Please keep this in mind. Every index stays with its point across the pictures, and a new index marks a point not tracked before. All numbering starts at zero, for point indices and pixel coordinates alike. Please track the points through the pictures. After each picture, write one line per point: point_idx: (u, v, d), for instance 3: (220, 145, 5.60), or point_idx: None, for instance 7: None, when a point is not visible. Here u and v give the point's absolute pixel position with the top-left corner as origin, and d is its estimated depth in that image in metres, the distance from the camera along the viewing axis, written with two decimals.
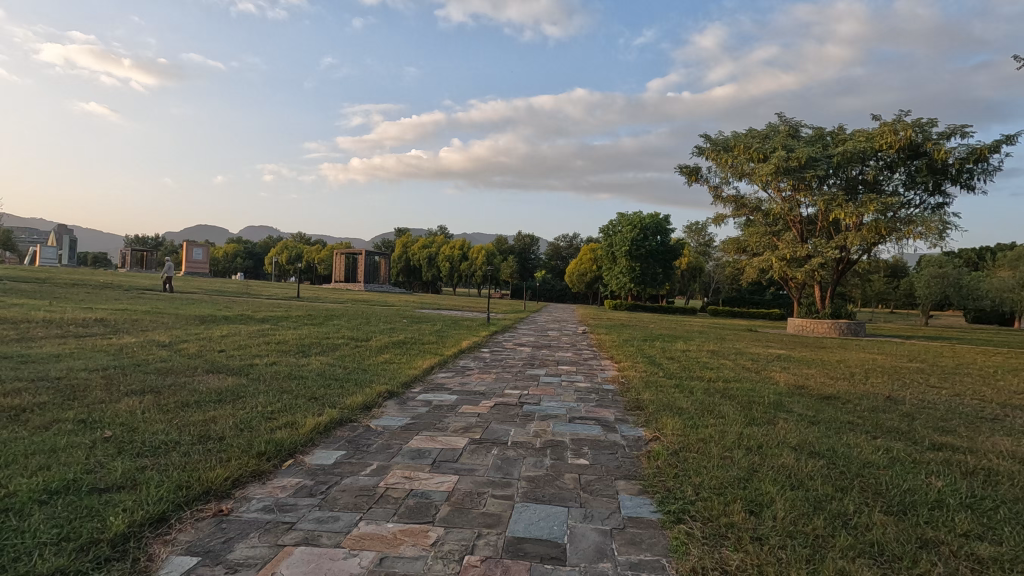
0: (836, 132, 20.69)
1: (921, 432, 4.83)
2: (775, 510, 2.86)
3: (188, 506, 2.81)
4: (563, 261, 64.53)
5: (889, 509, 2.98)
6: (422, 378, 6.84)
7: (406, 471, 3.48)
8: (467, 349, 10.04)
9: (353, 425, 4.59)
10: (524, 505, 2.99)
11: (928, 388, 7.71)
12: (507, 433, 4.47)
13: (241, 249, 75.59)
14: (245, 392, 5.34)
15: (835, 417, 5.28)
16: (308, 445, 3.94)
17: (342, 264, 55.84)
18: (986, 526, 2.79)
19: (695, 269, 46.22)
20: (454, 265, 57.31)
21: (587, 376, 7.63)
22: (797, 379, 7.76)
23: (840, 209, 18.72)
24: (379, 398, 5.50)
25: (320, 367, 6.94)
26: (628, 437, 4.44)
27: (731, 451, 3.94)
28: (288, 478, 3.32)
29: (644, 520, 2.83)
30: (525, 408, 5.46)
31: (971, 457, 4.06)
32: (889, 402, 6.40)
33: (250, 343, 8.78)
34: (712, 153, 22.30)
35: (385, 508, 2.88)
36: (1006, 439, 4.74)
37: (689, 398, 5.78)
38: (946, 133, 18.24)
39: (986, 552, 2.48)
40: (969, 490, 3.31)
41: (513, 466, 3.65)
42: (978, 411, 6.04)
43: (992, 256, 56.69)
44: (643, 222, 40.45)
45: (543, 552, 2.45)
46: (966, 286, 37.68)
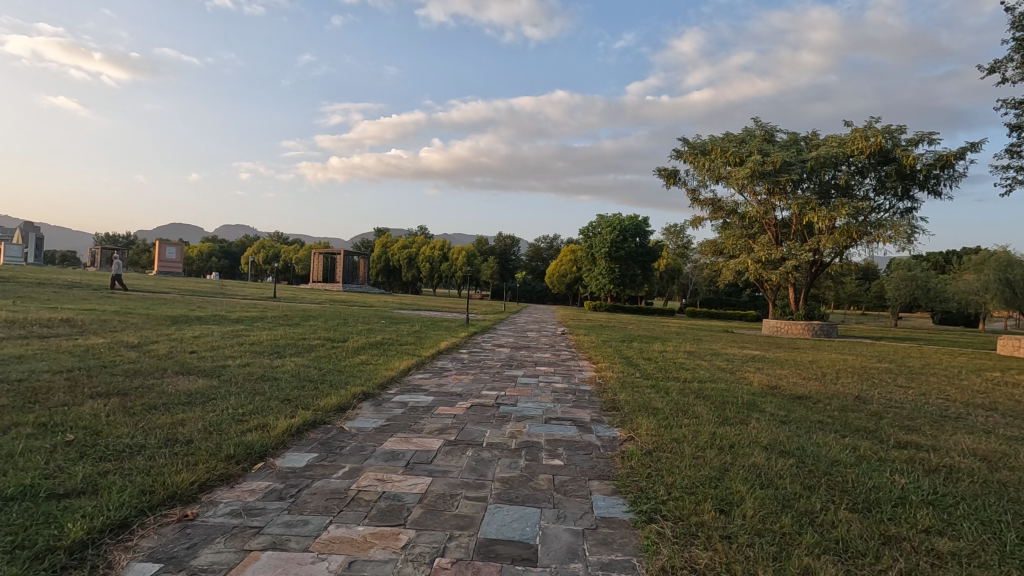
0: (810, 137, 21.12)
1: (887, 431, 4.95)
2: (744, 509, 2.90)
3: (153, 511, 2.74)
4: (543, 262, 64.84)
5: (854, 506, 3.05)
6: (399, 379, 6.81)
7: (379, 473, 3.45)
8: (445, 350, 10.05)
9: (327, 426, 4.55)
10: (497, 505, 2.98)
11: (896, 387, 7.91)
12: (483, 434, 4.49)
13: (216, 249, 74.29)
14: (216, 394, 5.24)
15: (806, 417, 5.37)
16: (279, 447, 3.89)
17: (320, 264, 55.32)
18: (946, 522, 2.87)
19: (673, 271, 46.81)
20: (435, 266, 57.05)
21: (565, 376, 7.70)
22: (771, 380, 7.91)
23: (814, 213, 19.13)
24: (355, 399, 5.45)
25: (294, 368, 6.88)
26: (604, 437, 4.47)
27: (703, 451, 3.99)
28: (257, 481, 3.26)
29: (616, 520, 2.85)
30: (502, 409, 5.46)
31: (935, 455, 4.17)
32: (857, 401, 6.56)
33: (222, 343, 8.65)
34: (690, 156, 22.55)
35: (357, 511, 2.85)
36: (970, 437, 4.87)
37: (665, 399, 5.85)
38: (915, 139, 18.76)
39: (946, 547, 2.55)
40: (931, 486, 3.41)
41: (487, 467, 3.65)
42: (942, 411, 6.21)
43: (958, 260, 58.62)
44: (623, 224, 40.85)
45: (515, 553, 2.45)
46: (933, 288, 38.84)
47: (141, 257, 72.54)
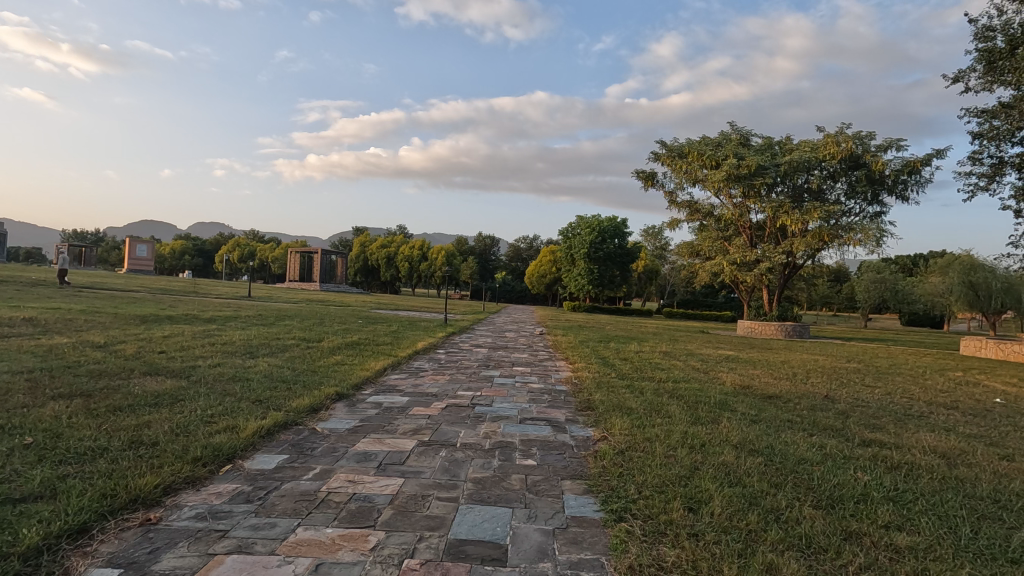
0: (783, 141, 21.53)
1: (853, 430, 5.07)
2: (712, 507, 2.95)
3: (113, 515, 2.67)
4: (523, 262, 65.01)
5: (818, 503, 3.12)
6: (374, 379, 6.78)
7: (350, 474, 3.41)
8: (423, 350, 10.01)
9: (298, 427, 4.48)
10: (468, 506, 2.98)
11: (864, 387, 8.11)
12: (456, 434, 4.48)
13: (189, 247, 72.71)
14: (184, 395, 5.12)
15: (776, 416, 5.47)
16: (249, 449, 3.82)
17: (297, 263, 54.63)
18: (906, 518, 2.95)
19: (651, 272, 47.33)
20: (414, 265, 56.68)
21: (541, 377, 7.73)
22: (743, 379, 8.04)
23: (787, 216, 19.54)
24: (328, 399, 5.39)
25: (267, 368, 6.77)
26: (577, 437, 4.49)
27: (674, 450, 4.04)
28: (224, 484, 3.20)
29: (587, 519, 2.86)
30: (477, 409, 5.46)
31: (896, 453, 4.29)
32: (826, 400, 6.71)
33: (194, 343, 8.48)
34: (667, 159, 22.80)
35: (326, 513, 2.81)
36: (930, 435, 5.03)
37: (639, 399, 5.90)
38: (884, 145, 19.27)
39: (903, 542, 2.62)
40: (892, 483, 3.51)
41: (460, 467, 3.65)
42: (906, 409, 6.40)
43: (924, 263, 60.46)
44: (602, 226, 41.16)
45: (485, 554, 2.45)
46: (902, 291, 39.93)
47: (109, 254, 70.51)
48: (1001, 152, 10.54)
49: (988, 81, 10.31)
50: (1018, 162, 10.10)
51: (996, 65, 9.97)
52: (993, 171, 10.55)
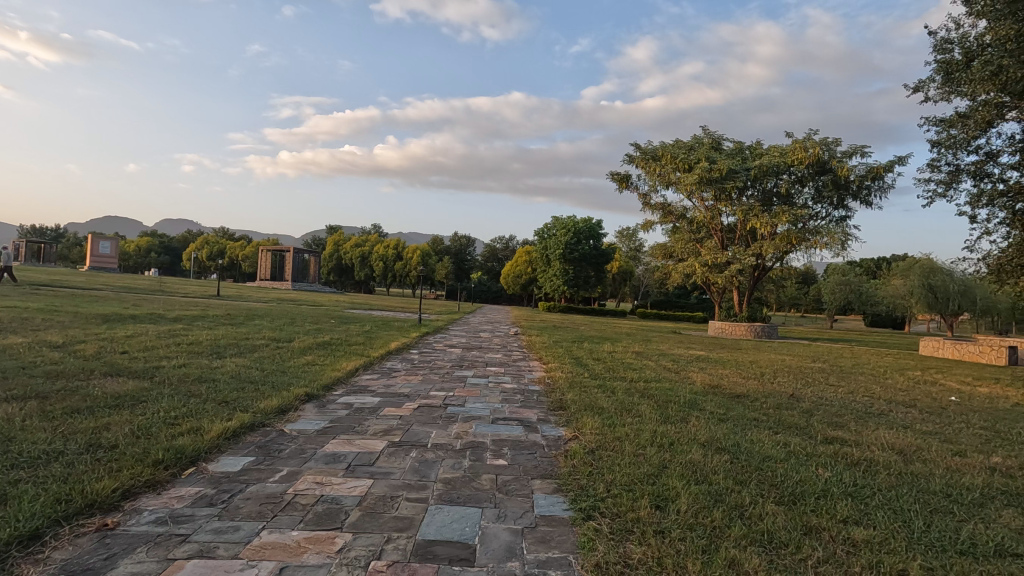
0: (754, 146, 21.99)
1: (816, 428, 5.22)
2: (679, 504, 3.01)
3: (68, 521, 2.59)
4: (499, 262, 65.01)
5: (781, 499, 3.20)
6: (345, 379, 6.70)
7: (318, 476, 3.36)
8: (396, 350, 9.93)
9: (265, 429, 4.40)
10: (437, 506, 2.98)
11: (828, 386, 8.34)
12: (428, 434, 4.45)
13: (156, 244, 70.63)
14: (147, 397, 4.97)
15: (743, 415, 5.60)
16: (213, 452, 3.73)
17: (268, 262, 53.57)
18: (863, 513, 3.05)
19: (625, 273, 47.85)
20: (389, 265, 56.15)
21: (515, 377, 7.73)
22: (713, 379, 8.17)
23: (757, 219, 19.98)
24: (297, 400, 5.32)
25: (235, 369, 6.61)
26: (549, 437, 4.51)
27: (644, 448, 4.10)
28: (187, 487, 3.13)
29: (555, 518, 2.88)
30: (449, 409, 5.44)
31: (856, 449, 4.43)
32: (791, 399, 6.87)
33: (158, 344, 8.23)
34: (641, 161, 23.06)
35: (292, 516, 2.77)
36: (888, 432, 5.21)
37: (610, 398, 5.95)
38: (850, 151, 19.86)
39: (860, 535, 2.71)
40: (851, 479, 3.62)
41: (430, 468, 3.64)
42: (867, 407, 6.61)
43: (887, 266, 62.51)
44: (577, 227, 41.46)
45: (453, 554, 2.44)
46: (866, 293, 41.21)
47: (70, 251, 67.99)
48: (957, 160, 10.96)
49: (946, 91, 10.71)
50: (974, 170, 10.52)
51: (952, 76, 10.38)
52: (950, 178, 10.96)
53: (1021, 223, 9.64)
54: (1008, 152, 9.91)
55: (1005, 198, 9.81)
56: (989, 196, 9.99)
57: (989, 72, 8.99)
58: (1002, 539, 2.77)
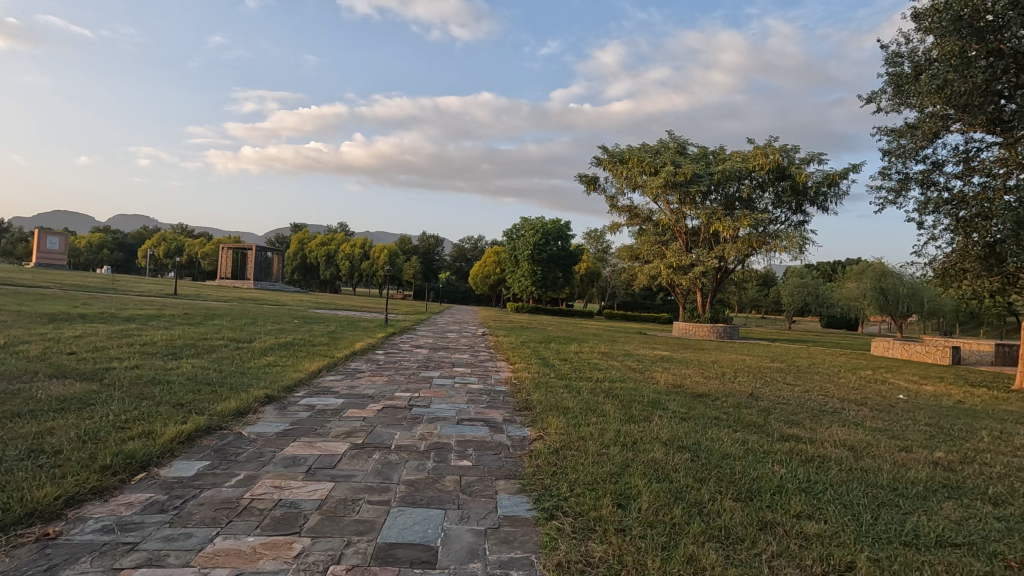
0: (717, 151, 22.53)
1: (773, 425, 5.38)
2: (640, 502, 3.05)
3: (4, 532, 2.45)
4: (468, 262, 64.83)
5: (738, 496, 3.29)
6: (308, 380, 6.57)
7: (276, 480, 3.28)
8: (361, 351, 9.78)
9: (222, 432, 4.27)
10: (399, 508, 2.94)
11: (786, 385, 8.60)
12: (392, 436, 4.40)
13: (109, 240, 67.69)
14: (96, 400, 4.76)
15: (704, 413, 5.72)
16: (165, 456, 3.60)
17: (229, 260, 52.02)
18: (815, 507, 3.16)
19: (592, 274, 48.41)
20: (355, 264, 55.28)
21: (482, 378, 7.72)
22: (676, 379, 8.33)
23: (719, 222, 20.49)
24: (256, 402, 5.17)
25: (191, 370, 6.40)
26: (514, 437, 4.53)
27: (607, 448, 4.15)
28: (137, 493, 3.00)
29: (519, 519, 2.88)
30: (414, 410, 5.39)
31: (811, 446, 4.58)
32: (751, 398, 7.06)
33: (110, 344, 7.88)
34: (609, 164, 23.35)
35: (248, 521, 2.69)
36: (841, 429, 5.41)
37: (576, 399, 6.00)
38: (807, 158, 20.56)
39: (812, 530, 2.80)
40: (804, 475, 3.75)
41: (393, 470, 3.59)
42: (821, 406, 6.85)
43: (842, 269, 65.00)
44: (546, 228, 41.71)
45: (414, 556, 2.42)
46: (822, 295, 42.75)
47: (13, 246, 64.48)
48: (906, 169, 11.46)
49: (897, 103, 11.19)
50: (921, 178, 11.02)
51: (902, 88, 10.86)
52: (899, 186, 11.46)
53: (964, 230, 10.17)
54: (952, 162, 10.42)
55: (949, 205, 10.30)
56: (935, 204, 10.48)
57: (936, 85, 9.43)
58: (942, 529, 2.91)
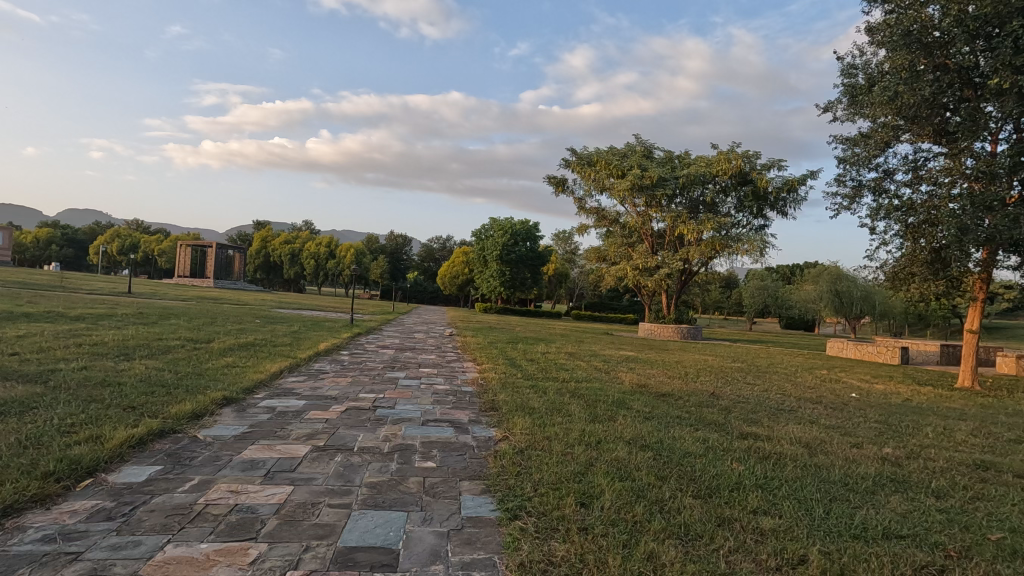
0: (682, 155, 22.97)
1: (733, 424, 5.52)
2: (602, 501, 3.08)
3: None
4: (436, 262, 64.41)
5: (698, 493, 3.36)
6: (269, 382, 6.40)
7: (233, 484, 3.18)
8: (325, 351, 9.58)
9: (176, 435, 4.12)
10: (361, 512, 2.89)
11: (745, 385, 8.83)
12: (354, 438, 4.31)
13: (57, 235, 64.51)
14: (39, 403, 4.52)
15: (666, 413, 5.82)
16: (114, 461, 3.45)
17: (188, 257, 50.28)
18: (770, 503, 3.25)
19: (560, 275, 48.77)
20: (320, 263, 54.22)
21: (448, 378, 7.68)
22: (640, 379, 8.45)
23: (684, 225, 20.91)
24: (214, 404, 5.01)
25: (144, 372, 6.14)
26: (479, 437, 4.52)
27: (572, 447, 4.18)
28: (82, 501, 2.87)
29: (482, 519, 2.87)
30: (378, 412, 5.31)
31: (768, 444, 4.72)
32: (712, 397, 7.22)
33: (56, 345, 7.50)
34: (577, 166, 23.55)
35: (202, 527, 2.60)
36: (797, 427, 5.59)
37: (541, 399, 6.03)
38: (768, 164, 21.17)
39: (767, 525, 2.88)
40: (761, 472, 3.86)
41: (355, 472, 3.53)
42: (778, 404, 7.06)
43: (800, 272, 67.31)
44: (514, 229, 41.77)
45: (375, 560, 2.38)
46: (781, 297, 44.22)
47: None
48: (859, 176, 11.91)
49: (851, 113, 11.63)
50: (874, 185, 11.49)
51: (856, 98, 11.30)
52: (853, 192, 11.92)
53: (912, 236, 10.64)
54: (902, 171, 10.90)
55: (899, 212, 10.76)
56: (886, 210, 10.94)
57: (887, 96, 9.85)
58: (889, 522, 3.04)
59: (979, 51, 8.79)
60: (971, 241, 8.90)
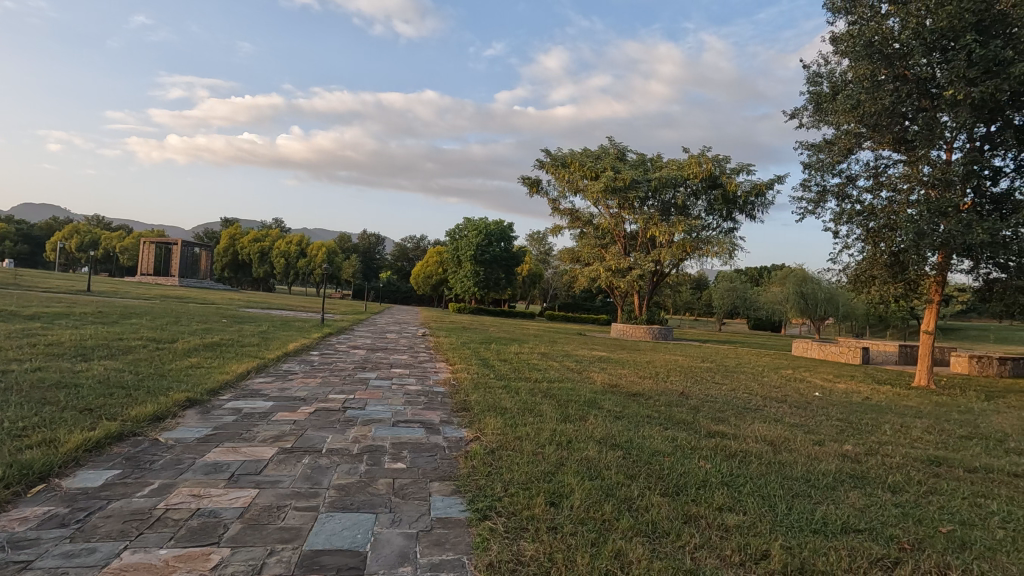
0: (654, 158, 23.29)
1: (702, 423, 5.62)
2: (572, 500, 3.10)
3: None
4: (410, 262, 63.93)
5: (666, 491, 3.41)
6: (235, 382, 6.25)
7: (195, 488, 3.10)
8: (295, 352, 9.41)
9: (136, 438, 3.99)
10: (328, 514, 2.85)
11: (714, 384, 9.01)
12: (323, 440, 4.25)
13: (11, 230, 61.71)
14: None
15: (637, 412, 5.90)
16: (70, 465, 3.32)
17: (151, 254, 48.70)
18: (736, 500, 3.32)
19: (534, 276, 48.94)
20: (291, 262, 53.22)
21: (420, 378, 7.64)
22: (611, 379, 8.53)
23: (656, 227, 21.22)
24: (176, 406, 4.86)
25: (102, 373, 5.92)
26: (450, 437, 4.51)
27: (543, 447, 4.20)
28: (33, 507, 2.75)
29: (451, 520, 2.87)
30: (349, 412, 5.25)
31: (735, 442, 4.83)
32: (681, 397, 7.34)
33: (8, 345, 7.17)
34: (551, 167, 23.67)
35: (161, 533, 2.53)
36: (762, 425, 5.72)
37: (514, 399, 6.03)
38: (737, 169, 21.63)
39: (732, 521, 2.94)
40: (728, 469, 3.94)
41: (323, 474, 3.47)
42: (745, 403, 7.22)
43: (768, 274, 69.04)
44: (489, 229, 41.72)
45: (341, 563, 2.34)
46: (749, 299, 45.27)
47: None
48: (824, 182, 12.27)
49: (816, 120, 11.97)
50: (837, 191, 11.85)
51: (821, 106, 11.64)
52: (818, 197, 12.27)
53: (873, 240, 11.01)
54: (864, 177, 11.27)
55: (861, 216, 11.13)
56: (848, 214, 11.30)
57: (850, 104, 10.18)
58: (848, 517, 3.14)
59: (937, 62, 9.09)
60: (927, 245, 9.25)
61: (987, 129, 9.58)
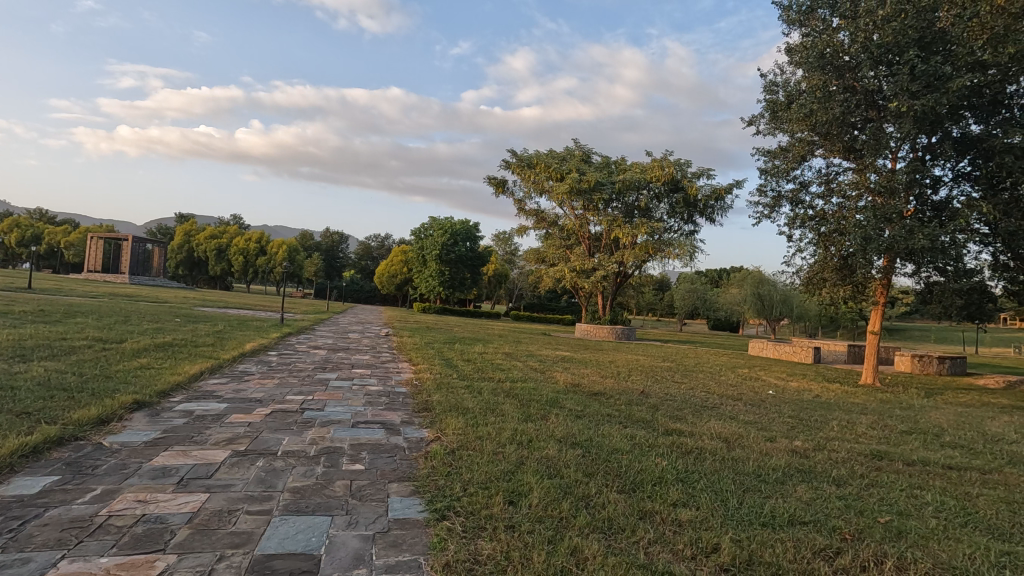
0: (619, 161, 23.63)
1: (659, 421, 5.73)
2: (530, 499, 3.13)
3: None
4: (374, 261, 63.02)
5: (622, 487, 3.48)
6: (187, 384, 6.04)
7: (141, 494, 2.98)
8: (252, 352, 9.15)
9: (77, 443, 3.81)
10: (282, 518, 2.79)
11: (673, 383, 9.19)
12: (279, 442, 4.15)
13: None
14: None
15: (598, 411, 5.96)
16: (2, 472, 3.15)
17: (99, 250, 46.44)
18: (690, 495, 3.41)
19: (500, 277, 48.95)
20: (249, 259, 51.71)
21: (381, 379, 7.55)
22: (574, 379, 8.60)
23: (619, 229, 21.54)
24: (123, 409, 4.67)
25: (42, 374, 5.62)
26: (411, 438, 4.47)
27: (503, 447, 4.20)
28: None
29: (409, 520, 2.85)
30: (306, 414, 5.14)
31: (691, 439, 4.96)
32: (642, 396, 7.46)
33: None
34: (517, 168, 23.75)
35: (103, 541, 2.43)
36: (718, 423, 5.88)
37: (475, 399, 6.02)
38: (698, 173, 22.15)
39: (685, 516, 3.03)
40: (683, 466, 4.03)
41: (278, 477, 3.40)
42: (703, 401, 7.41)
43: (727, 276, 71.07)
44: (454, 229, 41.50)
45: (294, 567, 2.30)
46: (709, 300, 46.44)
47: None
48: (779, 187, 12.69)
49: (772, 127, 12.36)
50: (791, 196, 12.30)
51: (777, 114, 12.01)
52: (773, 202, 12.69)
53: (824, 244, 11.46)
54: (816, 183, 11.71)
55: (813, 221, 11.56)
56: (802, 219, 11.71)
57: (804, 112, 10.55)
58: (795, 509, 3.27)
59: (882, 76, 9.50)
60: (874, 248, 9.68)
61: (928, 140, 10.12)
